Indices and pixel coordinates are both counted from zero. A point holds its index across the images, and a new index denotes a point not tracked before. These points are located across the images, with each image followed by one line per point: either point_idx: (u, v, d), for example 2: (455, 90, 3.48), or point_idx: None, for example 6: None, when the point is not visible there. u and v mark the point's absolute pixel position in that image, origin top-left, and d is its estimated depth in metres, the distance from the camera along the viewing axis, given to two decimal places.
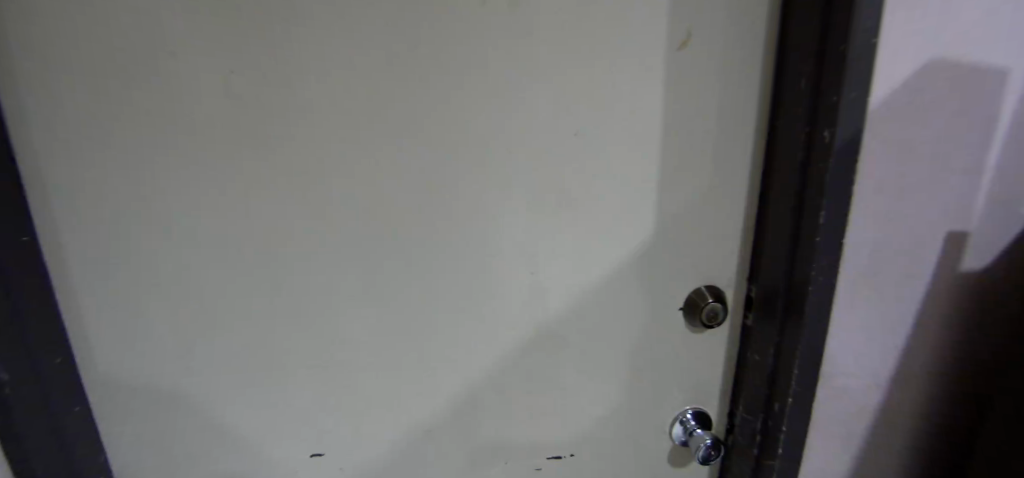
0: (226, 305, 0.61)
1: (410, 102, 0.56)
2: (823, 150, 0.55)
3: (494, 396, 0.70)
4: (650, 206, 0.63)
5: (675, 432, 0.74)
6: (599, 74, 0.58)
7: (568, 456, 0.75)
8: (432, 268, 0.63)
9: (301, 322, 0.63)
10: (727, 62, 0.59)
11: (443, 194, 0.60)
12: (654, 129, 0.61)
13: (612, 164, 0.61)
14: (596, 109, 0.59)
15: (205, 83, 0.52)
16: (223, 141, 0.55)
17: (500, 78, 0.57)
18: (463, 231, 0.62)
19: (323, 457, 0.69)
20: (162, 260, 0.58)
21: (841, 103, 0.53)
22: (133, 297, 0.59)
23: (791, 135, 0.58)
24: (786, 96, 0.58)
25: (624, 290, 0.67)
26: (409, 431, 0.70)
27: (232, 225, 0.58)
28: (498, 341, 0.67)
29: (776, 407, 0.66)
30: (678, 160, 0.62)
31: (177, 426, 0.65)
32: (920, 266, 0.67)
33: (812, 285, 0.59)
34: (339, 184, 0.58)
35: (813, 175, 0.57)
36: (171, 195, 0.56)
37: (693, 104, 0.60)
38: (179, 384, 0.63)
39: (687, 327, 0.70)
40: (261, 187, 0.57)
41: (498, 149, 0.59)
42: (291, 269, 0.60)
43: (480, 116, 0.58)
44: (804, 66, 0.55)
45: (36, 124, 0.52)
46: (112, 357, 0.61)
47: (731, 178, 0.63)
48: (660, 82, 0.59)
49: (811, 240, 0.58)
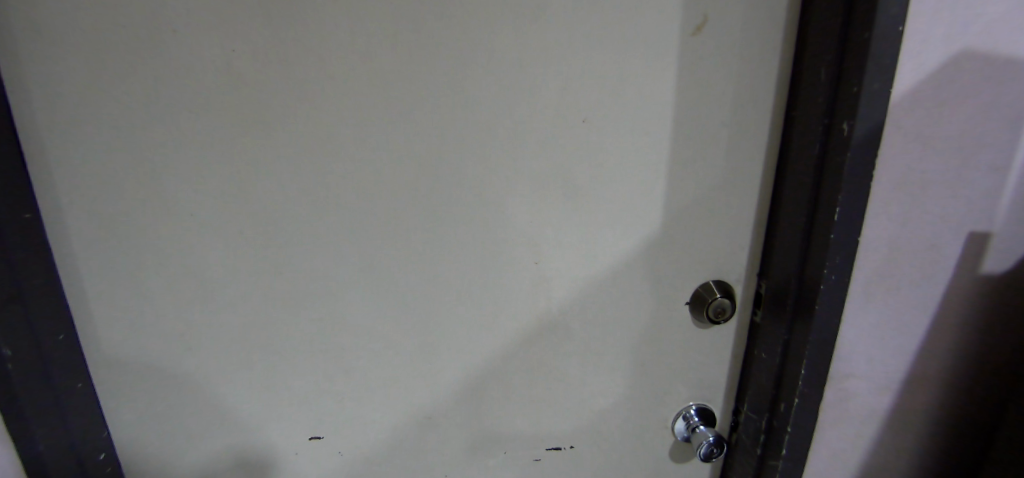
0: (226, 285, 0.61)
1: (414, 84, 0.55)
2: (841, 142, 0.53)
3: (495, 384, 0.69)
4: (658, 197, 0.62)
5: (678, 427, 0.72)
6: (608, 58, 0.56)
7: (568, 448, 0.74)
8: (433, 254, 0.62)
9: (301, 305, 0.62)
10: (745, 48, 0.56)
11: (446, 180, 0.59)
12: (665, 117, 0.58)
13: (620, 152, 0.59)
14: (605, 94, 0.57)
15: (207, 61, 0.52)
16: (225, 121, 0.54)
17: (506, 60, 0.55)
18: (466, 217, 0.61)
19: (322, 441, 0.69)
20: (162, 239, 0.58)
21: (862, 94, 0.51)
22: (136, 276, 0.59)
23: (808, 126, 0.56)
24: (804, 84, 0.56)
25: (630, 282, 0.65)
26: (407, 418, 0.69)
27: (232, 206, 0.57)
28: (499, 330, 0.66)
29: (783, 406, 0.64)
30: (689, 150, 0.60)
31: (177, 406, 0.65)
32: (940, 265, 0.64)
33: (825, 282, 0.57)
34: (341, 167, 0.57)
35: (830, 168, 0.55)
36: (172, 174, 0.56)
37: (706, 92, 0.58)
38: (179, 363, 0.63)
39: (693, 323, 0.68)
40: (262, 169, 0.56)
41: (503, 134, 0.58)
42: (292, 253, 0.60)
43: (484, 99, 0.56)
44: (824, 55, 0.53)
45: (40, 97, 0.52)
46: (114, 335, 0.61)
47: (745, 170, 0.61)
48: (673, 68, 0.57)
49: (825, 236, 0.56)
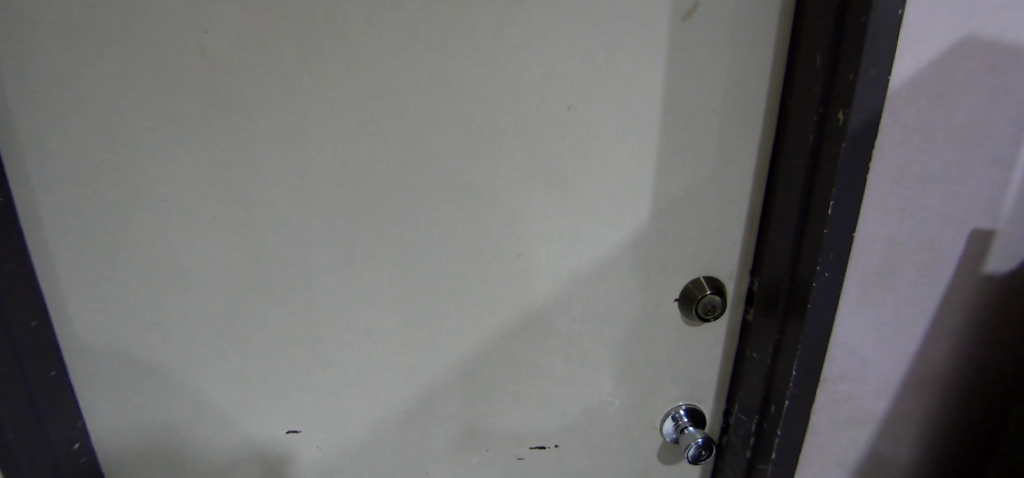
0: (201, 273, 0.59)
1: (392, 69, 0.53)
2: (835, 132, 0.51)
3: (476, 380, 0.67)
4: (647, 189, 0.60)
5: (666, 428, 0.70)
6: (594, 44, 0.54)
7: (551, 447, 0.72)
8: (413, 246, 0.60)
9: (278, 295, 0.61)
10: (738, 35, 0.54)
11: (425, 169, 0.57)
12: (653, 106, 0.56)
13: (607, 142, 0.57)
14: (591, 81, 0.55)
15: (180, 43, 0.51)
16: (200, 105, 0.53)
17: (489, 45, 0.53)
18: (446, 208, 0.59)
19: (299, 435, 0.68)
20: (135, 226, 0.57)
21: (858, 81, 0.49)
22: (111, 262, 0.58)
23: (803, 116, 0.53)
24: (799, 72, 0.53)
25: (616, 277, 0.63)
26: (387, 414, 0.68)
27: (206, 192, 0.56)
28: (481, 325, 0.65)
29: (773, 408, 0.62)
30: (679, 142, 0.58)
31: (152, 395, 0.64)
32: (940, 265, 0.62)
33: (817, 280, 0.55)
34: (317, 152, 0.55)
35: (824, 160, 0.52)
36: (146, 159, 0.54)
37: (697, 81, 0.56)
38: (153, 352, 0.62)
39: (683, 320, 0.66)
40: (236, 155, 0.55)
41: (484, 122, 0.56)
42: (267, 242, 0.58)
43: (465, 85, 0.54)
44: (819, 41, 0.51)
45: (9, 79, 0.51)
46: (88, 323, 0.60)
47: (738, 162, 0.59)
48: (662, 55, 0.55)
49: (818, 231, 0.54)
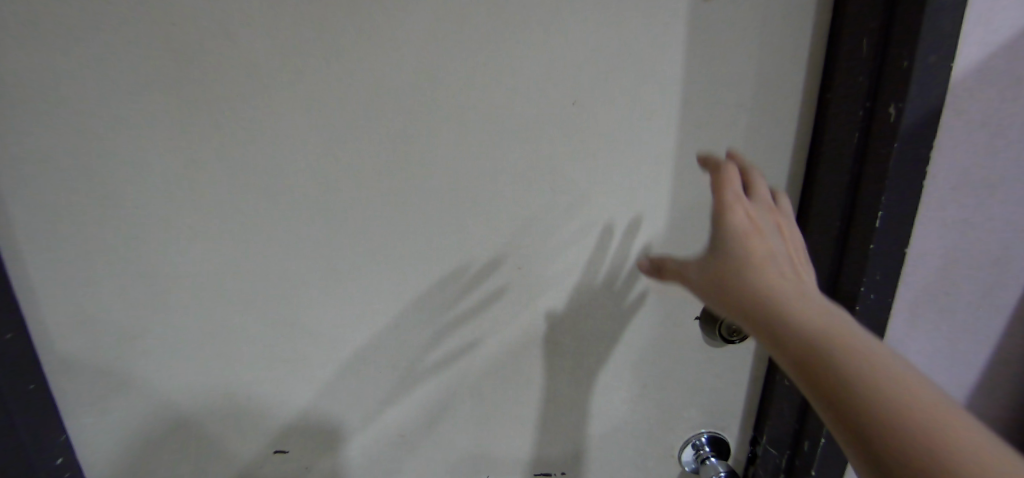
0: (181, 286, 0.55)
1: (375, 62, 0.47)
2: (885, 130, 0.44)
3: (473, 404, 0.62)
4: (663, 197, 0.54)
5: (686, 457, 0.64)
6: (604, 30, 0.47)
7: (558, 474, 0.68)
8: (405, 260, 0.55)
9: (263, 308, 0.57)
10: (773, 17, 0.47)
11: (415, 176, 0.52)
12: (672, 101, 0.50)
13: (618, 142, 0.51)
14: (600, 73, 0.48)
15: (139, 32, 0.44)
16: (165, 104, 0.47)
17: (483, 32, 0.46)
18: (440, 218, 0.54)
19: (287, 455, 0.65)
20: (106, 236, 0.52)
21: (914, 69, 0.41)
22: (85, 275, 0.54)
23: (844, 111, 0.46)
24: (840, 60, 0.46)
25: (628, 293, 0.57)
26: (380, 437, 0.64)
27: (180, 199, 0.51)
28: (481, 349, 0.60)
29: (806, 445, 0.55)
30: (701, 141, 0.51)
31: (138, 409, 0.61)
32: (1006, 282, 0.55)
33: (860, 303, 0.49)
34: (296, 156, 0.50)
35: (871, 162, 0.45)
36: (113, 164, 0.49)
37: (722, 72, 0.49)
38: (135, 367, 0.59)
39: (704, 340, 0.59)
40: (209, 159, 0.50)
41: (479, 123, 0.50)
42: (248, 253, 0.54)
43: (457, 80, 0.48)
44: (865, 22, 0.43)
45: None
46: (65, 336, 0.57)
47: (768, 164, 0.52)
48: (682, 42, 0.47)
49: (864, 244, 0.47)
